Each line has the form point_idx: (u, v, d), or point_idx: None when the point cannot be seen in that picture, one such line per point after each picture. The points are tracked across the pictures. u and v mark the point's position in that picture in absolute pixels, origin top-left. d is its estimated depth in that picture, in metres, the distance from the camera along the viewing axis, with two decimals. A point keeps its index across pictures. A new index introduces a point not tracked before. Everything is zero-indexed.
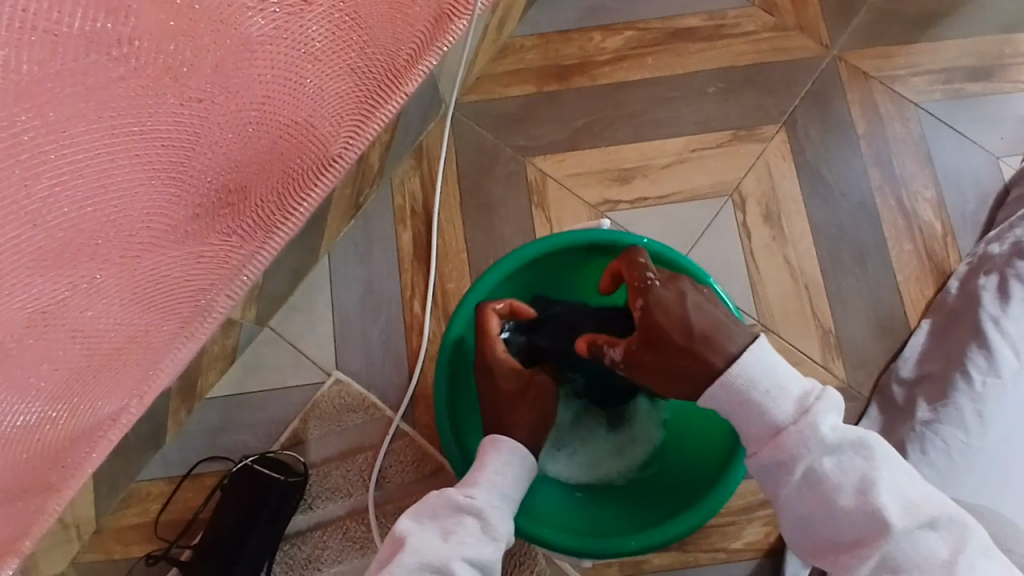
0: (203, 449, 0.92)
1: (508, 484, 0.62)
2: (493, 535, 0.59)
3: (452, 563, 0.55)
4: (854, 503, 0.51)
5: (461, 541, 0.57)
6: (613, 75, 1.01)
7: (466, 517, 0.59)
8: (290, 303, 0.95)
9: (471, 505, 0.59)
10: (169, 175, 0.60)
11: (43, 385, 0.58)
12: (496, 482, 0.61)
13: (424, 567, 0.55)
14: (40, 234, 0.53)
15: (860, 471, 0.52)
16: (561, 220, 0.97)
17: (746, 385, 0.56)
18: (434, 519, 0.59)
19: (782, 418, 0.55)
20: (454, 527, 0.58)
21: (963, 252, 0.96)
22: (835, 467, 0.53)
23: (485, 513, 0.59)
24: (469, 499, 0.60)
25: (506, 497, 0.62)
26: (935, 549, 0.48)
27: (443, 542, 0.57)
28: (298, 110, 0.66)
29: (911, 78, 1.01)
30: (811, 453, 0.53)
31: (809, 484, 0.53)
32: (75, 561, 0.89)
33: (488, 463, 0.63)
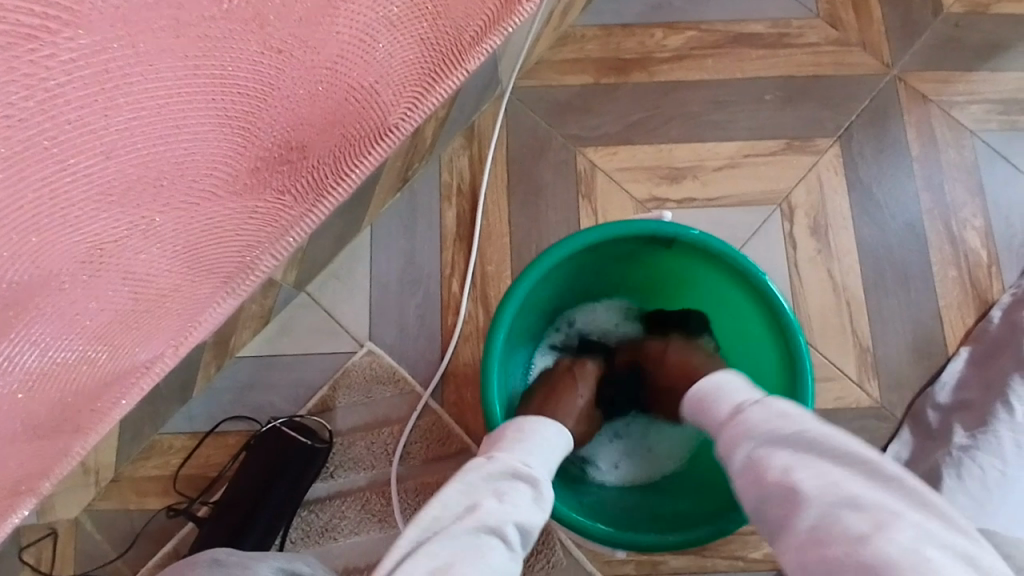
0: (229, 408, 0.92)
1: (552, 457, 0.65)
2: (541, 501, 0.60)
3: (508, 527, 0.56)
4: (809, 481, 0.50)
5: (515, 505, 0.58)
6: (672, 74, 1.00)
7: (519, 482, 0.60)
8: (329, 270, 0.95)
9: (528, 475, 0.61)
10: (239, 125, 0.59)
11: (90, 322, 0.56)
12: (541, 457, 0.63)
13: (481, 528, 0.55)
14: (112, 167, 0.51)
15: (789, 455, 0.52)
16: (606, 213, 0.96)
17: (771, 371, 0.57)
18: (488, 479, 0.59)
19: (790, 399, 0.57)
20: (510, 491, 0.59)
21: (1008, 283, 0.95)
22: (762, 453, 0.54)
23: (539, 483, 0.61)
24: (525, 467, 0.61)
25: (549, 470, 0.63)
26: (855, 526, 0.46)
27: (500, 503, 0.58)
28: (366, 74, 0.65)
29: (970, 105, 1.00)
30: (754, 439, 0.55)
31: (750, 466, 0.54)
32: (90, 507, 0.89)
33: (534, 436, 0.64)
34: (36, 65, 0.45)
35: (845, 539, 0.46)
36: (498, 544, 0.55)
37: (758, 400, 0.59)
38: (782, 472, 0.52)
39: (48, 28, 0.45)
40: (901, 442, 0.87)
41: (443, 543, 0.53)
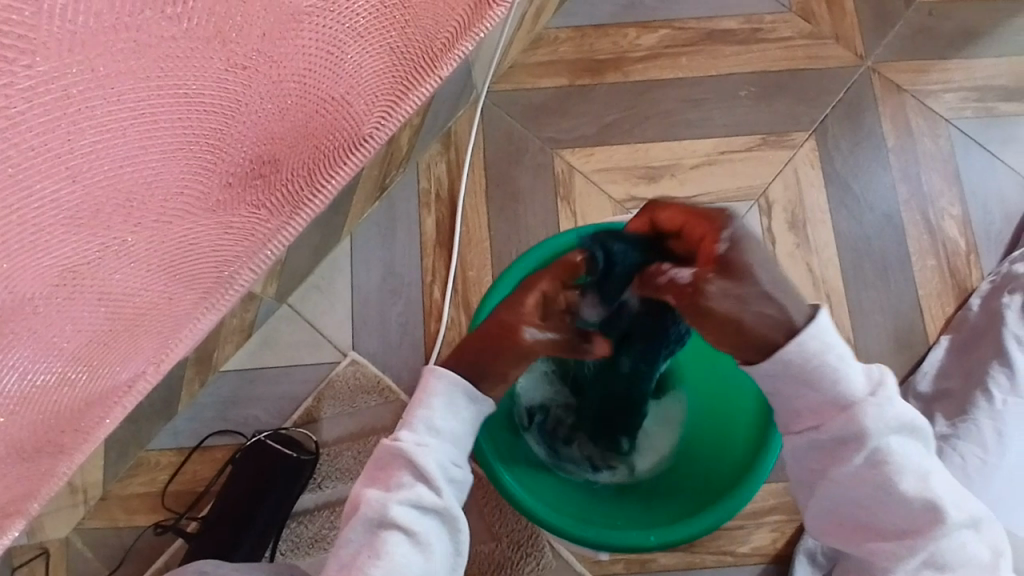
0: (214, 422, 0.92)
1: (442, 416, 0.59)
2: (427, 473, 0.57)
3: (392, 511, 0.56)
4: (918, 490, 0.55)
5: (399, 487, 0.57)
6: (646, 73, 1.00)
7: (399, 461, 0.58)
8: (310, 281, 0.95)
9: (398, 449, 0.58)
10: (208, 141, 0.58)
11: (66, 346, 0.56)
12: (423, 417, 0.59)
13: (368, 525, 0.56)
14: (79, 190, 0.52)
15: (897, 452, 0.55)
16: (585, 215, 0.97)
17: (815, 352, 0.54)
18: (375, 472, 0.59)
19: (858, 393, 0.56)
20: (390, 474, 0.58)
21: (987, 271, 0.95)
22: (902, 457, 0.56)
23: (412, 452, 0.57)
24: (396, 440, 0.58)
25: (440, 430, 0.59)
26: (940, 540, 0.54)
27: (386, 491, 0.57)
28: (336, 86, 0.65)
29: (945, 94, 1.01)
30: (882, 440, 0.55)
31: (874, 464, 0.55)
32: (79, 526, 0.89)
33: (421, 400, 0.59)
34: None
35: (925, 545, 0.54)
36: (397, 535, 0.56)
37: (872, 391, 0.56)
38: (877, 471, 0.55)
39: (5, 57, 0.46)
40: None
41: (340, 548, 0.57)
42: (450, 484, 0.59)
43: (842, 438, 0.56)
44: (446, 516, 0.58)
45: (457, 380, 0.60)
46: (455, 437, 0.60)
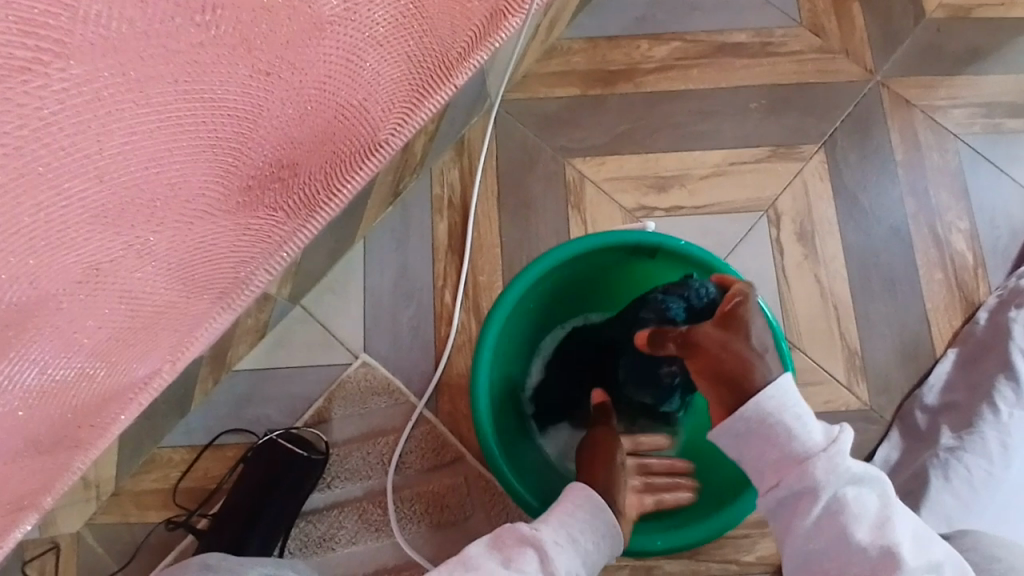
0: (226, 421, 0.93)
1: (575, 528, 0.63)
2: (553, 571, 0.59)
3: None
4: (873, 541, 0.55)
5: (520, 568, 0.58)
6: (658, 84, 1.02)
7: (528, 548, 0.60)
8: (324, 283, 0.96)
9: (535, 538, 0.61)
10: (231, 145, 0.60)
11: (87, 341, 0.58)
12: (563, 521, 0.63)
13: None
14: (106, 190, 0.53)
15: (882, 506, 0.57)
16: (596, 222, 0.98)
17: (774, 410, 0.58)
18: (497, 546, 0.61)
19: (814, 445, 0.58)
20: (515, 557, 0.59)
21: (993, 285, 0.96)
22: (852, 507, 0.56)
23: (546, 547, 0.60)
24: (535, 532, 0.61)
25: (578, 544, 0.62)
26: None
27: (505, 567, 0.58)
28: (355, 93, 0.67)
29: (953, 110, 1.02)
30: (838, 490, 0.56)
31: (830, 514, 0.56)
32: (91, 521, 0.90)
33: (558, 509, 0.65)
34: (30, 96, 0.47)
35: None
36: None
37: (833, 441, 0.58)
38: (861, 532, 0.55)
39: (41, 59, 0.47)
40: (890, 444, 0.88)
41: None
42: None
43: (797, 491, 0.57)
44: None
45: (603, 518, 0.65)
46: (583, 556, 0.62)
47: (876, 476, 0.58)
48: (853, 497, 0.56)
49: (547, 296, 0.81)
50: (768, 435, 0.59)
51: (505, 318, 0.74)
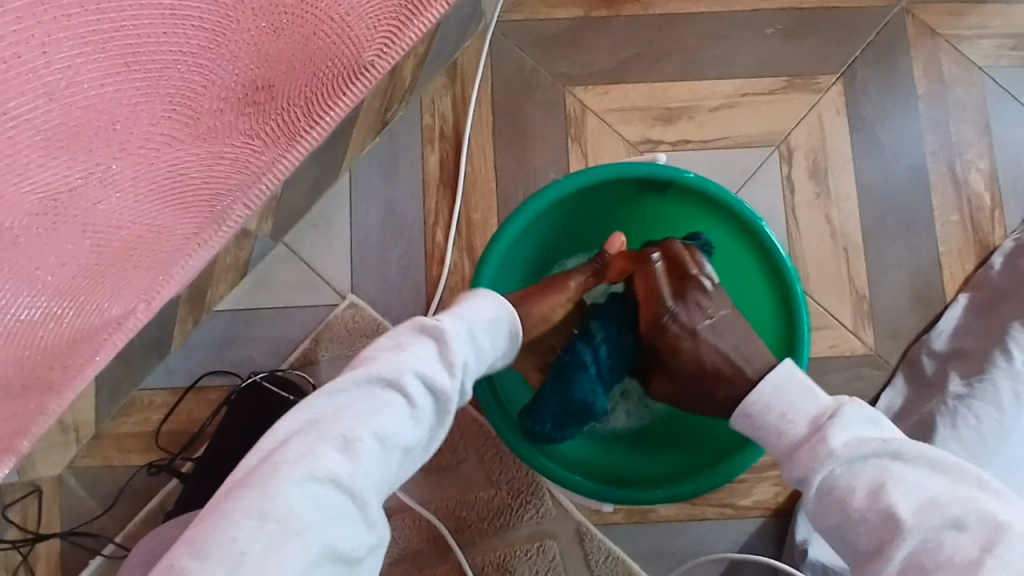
0: (208, 363, 0.89)
1: (464, 321, 0.55)
2: (451, 360, 0.51)
3: (404, 376, 0.48)
4: (952, 515, 0.45)
5: (418, 353, 0.50)
6: (667, 6, 0.94)
7: (425, 335, 0.52)
8: (307, 219, 0.90)
9: (433, 329, 0.52)
10: (197, 60, 0.54)
11: (52, 278, 0.52)
12: (464, 318, 0.55)
13: (375, 380, 0.48)
14: (57, 109, 0.48)
15: (878, 467, 0.48)
16: (597, 155, 0.92)
17: (830, 426, 0.50)
18: (390, 338, 0.51)
19: (838, 436, 0.49)
20: (410, 342, 0.51)
21: (1011, 228, 0.92)
22: (842, 478, 0.48)
23: (444, 338, 0.51)
24: (435, 321, 0.53)
25: (473, 339, 0.55)
26: (963, 548, 0.44)
27: (400, 353, 0.50)
28: (336, 6, 0.58)
29: (980, 40, 0.95)
30: (834, 459, 0.48)
31: (875, 510, 0.47)
32: (74, 464, 0.87)
33: (460, 306, 0.58)
34: None
35: (953, 562, 0.44)
36: (397, 395, 0.48)
37: (834, 411, 0.51)
38: (872, 493, 0.47)
39: None
40: (895, 390, 0.85)
41: (314, 401, 0.46)
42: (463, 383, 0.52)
43: (859, 479, 0.48)
44: (441, 409, 0.50)
45: (511, 316, 0.60)
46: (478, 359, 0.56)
47: (873, 433, 0.50)
48: (844, 467, 0.48)
49: (550, 231, 0.75)
50: (766, 433, 0.55)
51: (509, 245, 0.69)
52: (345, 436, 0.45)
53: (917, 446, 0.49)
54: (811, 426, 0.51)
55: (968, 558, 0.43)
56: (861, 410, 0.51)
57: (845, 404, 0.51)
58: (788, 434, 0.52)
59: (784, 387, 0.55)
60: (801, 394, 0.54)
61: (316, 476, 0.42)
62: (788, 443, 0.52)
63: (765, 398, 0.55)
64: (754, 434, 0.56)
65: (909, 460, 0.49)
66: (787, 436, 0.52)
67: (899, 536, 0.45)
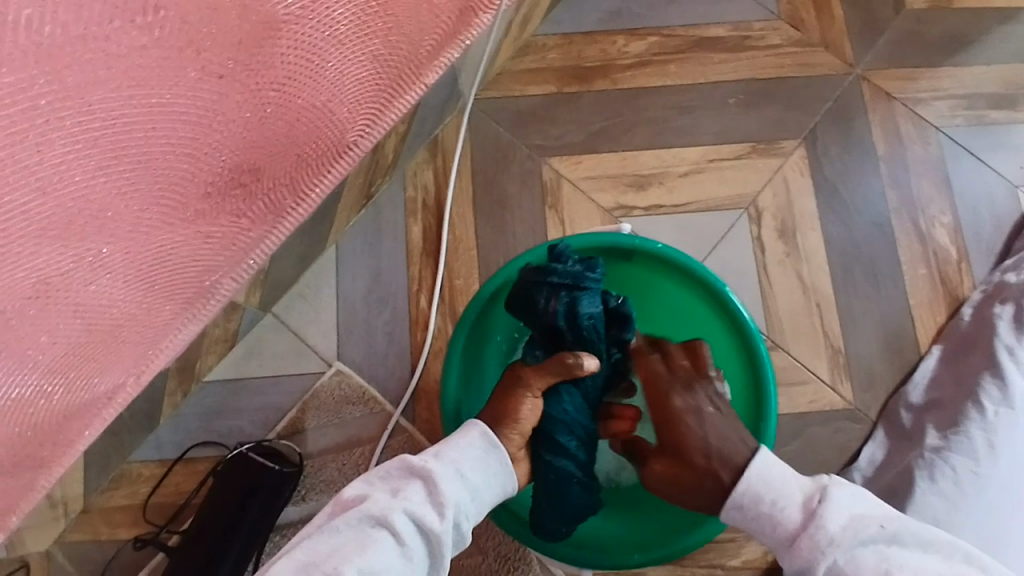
0: (197, 433, 0.90)
1: (459, 459, 0.59)
2: (439, 500, 0.56)
3: (391, 517, 0.54)
4: None
5: (404, 495, 0.56)
6: (635, 80, 1.00)
7: (414, 478, 0.57)
8: (295, 290, 0.94)
9: (422, 469, 0.58)
10: (184, 150, 0.57)
11: (42, 358, 0.55)
12: (455, 458, 0.59)
13: (365, 519, 0.54)
14: (51, 203, 0.51)
15: (880, 554, 0.52)
16: (574, 222, 0.96)
17: (823, 516, 0.54)
18: (386, 479, 0.58)
19: (836, 519, 0.54)
20: (401, 486, 0.57)
21: (978, 280, 0.94)
22: (848, 563, 0.52)
23: (433, 479, 0.57)
24: (424, 462, 0.58)
25: (465, 478, 0.58)
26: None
27: (391, 497, 0.56)
28: (318, 94, 0.63)
29: (934, 102, 1.00)
30: (839, 549, 0.52)
31: None
32: (62, 540, 0.87)
33: (452, 440, 0.61)
34: None
35: None
36: (384, 534, 0.54)
37: (820, 495, 0.56)
38: None
39: None
40: (876, 444, 0.86)
41: (310, 546, 0.54)
42: (455, 523, 0.56)
43: (866, 575, 0.51)
44: (431, 550, 0.55)
45: (498, 450, 0.60)
46: (472, 492, 0.58)
47: (862, 517, 0.54)
48: (846, 552, 0.52)
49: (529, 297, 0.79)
50: (760, 521, 0.58)
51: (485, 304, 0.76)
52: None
53: (905, 525, 0.54)
54: (812, 510, 0.55)
55: None
56: (845, 489, 0.56)
57: (829, 486, 0.56)
58: (778, 523, 0.56)
59: (767, 476, 0.58)
60: (780, 481, 0.58)
61: None
62: (778, 530, 0.56)
63: (756, 486, 0.58)
64: (747, 526, 0.58)
65: (902, 540, 0.54)
66: (786, 522, 0.55)
67: None
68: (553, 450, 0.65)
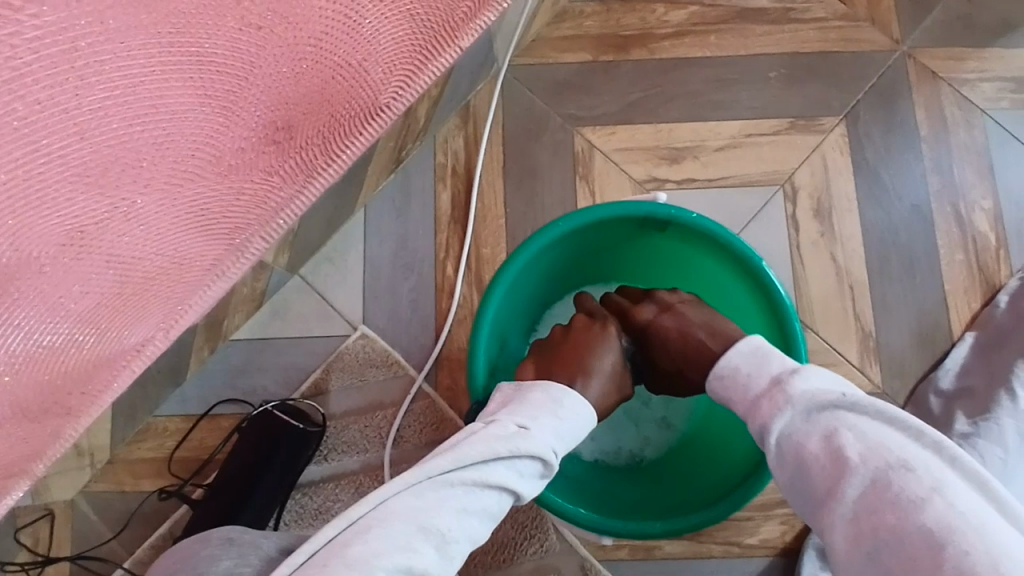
0: (222, 391, 0.91)
1: (570, 442, 0.58)
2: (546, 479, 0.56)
3: (519, 495, 0.52)
4: (890, 454, 0.49)
5: (531, 473, 0.53)
6: (673, 51, 0.97)
7: (542, 457, 0.54)
8: (322, 252, 0.93)
9: (551, 452, 0.55)
10: (221, 103, 0.56)
11: (73, 307, 0.54)
12: (569, 443, 0.58)
13: (498, 484, 0.50)
14: (87, 148, 0.48)
15: (833, 419, 0.52)
16: (604, 193, 0.94)
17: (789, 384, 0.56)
18: (520, 444, 0.52)
19: (795, 388, 0.55)
20: (531, 464, 0.53)
21: (1016, 268, 0.92)
22: (799, 429, 0.53)
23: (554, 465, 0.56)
24: (553, 444, 0.56)
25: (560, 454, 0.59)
26: (912, 487, 0.47)
27: (522, 472, 0.52)
28: (353, 52, 0.62)
29: (981, 83, 0.97)
30: (792, 411, 0.54)
31: (825, 454, 0.51)
32: (88, 488, 0.89)
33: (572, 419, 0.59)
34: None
35: (899, 500, 0.46)
36: (505, 505, 0.52)
37: (796, 371, 0.57)
38: (826, 440, 0.51)
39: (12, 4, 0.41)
40: None
41: (428, 493, 0.47)
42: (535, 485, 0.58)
43: (812, 434, 0.53)
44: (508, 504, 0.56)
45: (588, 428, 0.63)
46: None
47: (829, 385, 0.54)
48: (801, 418, 0.54)
49: (568, 289, 0.84)
50: (734, 389, 0.61)
51: (517, 273, 0.71)
52: (445, 536, 0.46)
53: (872, 396, 0.52)
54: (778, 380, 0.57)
55: (915, 496, 0.46)
56: (823, 368, 0.56)
57: (802, 368, 0.57)
58: (749, 395, 0.59)
59: (753, 358, 0.61)
60: (767, 360, 0.60)
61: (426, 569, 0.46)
62: (751, 397, 0.58)
63: (737, 364, 0.62)
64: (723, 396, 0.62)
65: (866, 410, 0.51)
66: (756, 389, 0.58)
67: (849, 477, 0.49)
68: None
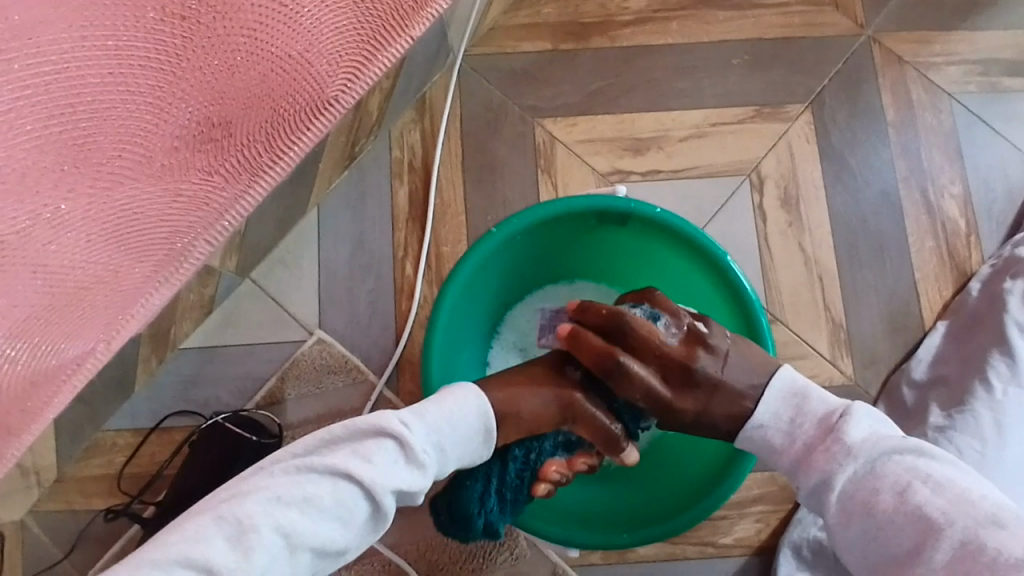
0: (173, 402, 0.87)
1: (442, 432, 0.56)
2: (411, 474, 0.54)
3: (360, 484, 0.53)
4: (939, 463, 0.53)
5: (378, 461, 0.54)
6: (634, 38, 0.94)
7: (391, 441, 0.55)
8: (276, 255, 0.90)
9: (401, 435, 0.55)
10: (149, 98, 0.57)
11: (2, 321, 0.52)
12: (439, 432, 0.56)
13: (333, 472, 0.53)
14: (1, 153, 0.52)
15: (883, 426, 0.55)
16: (567, 187, 0.92)
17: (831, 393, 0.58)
18: (362, 432, 0.55)
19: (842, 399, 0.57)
20: (375, 449, 0.54)
21: (987, 254, 0.91)
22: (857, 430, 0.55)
23: (409, 448, 0.54)
24: (406, 427, 0.55)
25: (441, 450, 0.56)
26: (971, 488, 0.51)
27: (362, 462, 0.53)
28: (292, 44, 0.59)
29: (947, 66, 0.95)
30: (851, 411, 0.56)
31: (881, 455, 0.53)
32: (35, 509, 0.85)
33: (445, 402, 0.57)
34: None
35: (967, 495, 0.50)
36: (352, 497, 0.53)
37: None
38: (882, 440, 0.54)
39: None
40: None
41: (254, 478, 0.53)
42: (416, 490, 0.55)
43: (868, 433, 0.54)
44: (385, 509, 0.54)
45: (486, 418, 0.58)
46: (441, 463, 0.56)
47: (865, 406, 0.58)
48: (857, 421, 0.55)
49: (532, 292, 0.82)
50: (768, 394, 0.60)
51: (468, 276, 0.68)
52: (243, 525, 0.50)
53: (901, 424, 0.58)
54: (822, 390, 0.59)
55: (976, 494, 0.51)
56: None
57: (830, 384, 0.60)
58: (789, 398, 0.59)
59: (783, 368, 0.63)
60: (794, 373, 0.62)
61: (220, 555, 0.49)
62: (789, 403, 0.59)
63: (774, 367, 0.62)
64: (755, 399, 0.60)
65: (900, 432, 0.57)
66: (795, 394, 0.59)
67: (915, 474, 0.52)
68: (524, 442, 0.65)
